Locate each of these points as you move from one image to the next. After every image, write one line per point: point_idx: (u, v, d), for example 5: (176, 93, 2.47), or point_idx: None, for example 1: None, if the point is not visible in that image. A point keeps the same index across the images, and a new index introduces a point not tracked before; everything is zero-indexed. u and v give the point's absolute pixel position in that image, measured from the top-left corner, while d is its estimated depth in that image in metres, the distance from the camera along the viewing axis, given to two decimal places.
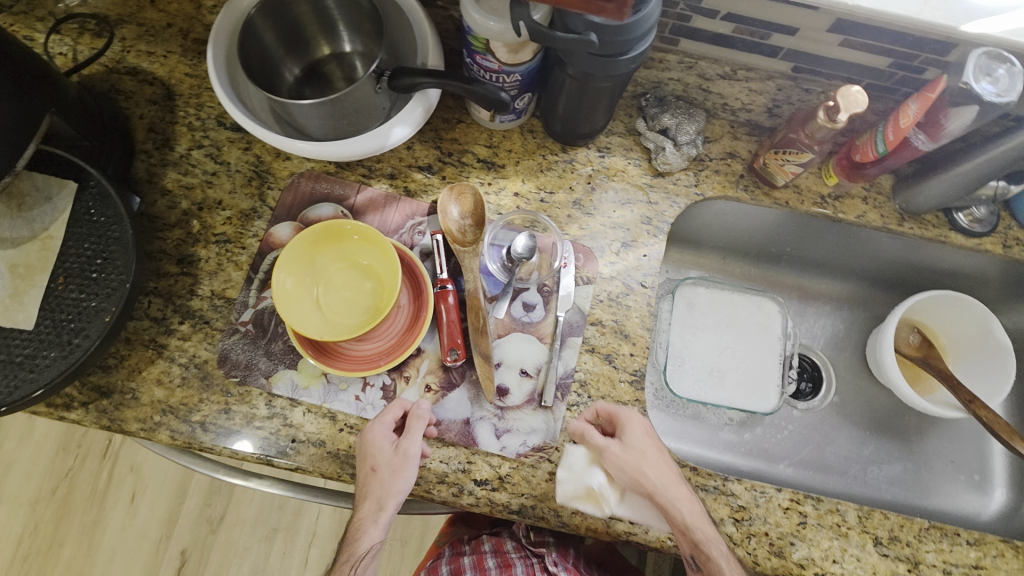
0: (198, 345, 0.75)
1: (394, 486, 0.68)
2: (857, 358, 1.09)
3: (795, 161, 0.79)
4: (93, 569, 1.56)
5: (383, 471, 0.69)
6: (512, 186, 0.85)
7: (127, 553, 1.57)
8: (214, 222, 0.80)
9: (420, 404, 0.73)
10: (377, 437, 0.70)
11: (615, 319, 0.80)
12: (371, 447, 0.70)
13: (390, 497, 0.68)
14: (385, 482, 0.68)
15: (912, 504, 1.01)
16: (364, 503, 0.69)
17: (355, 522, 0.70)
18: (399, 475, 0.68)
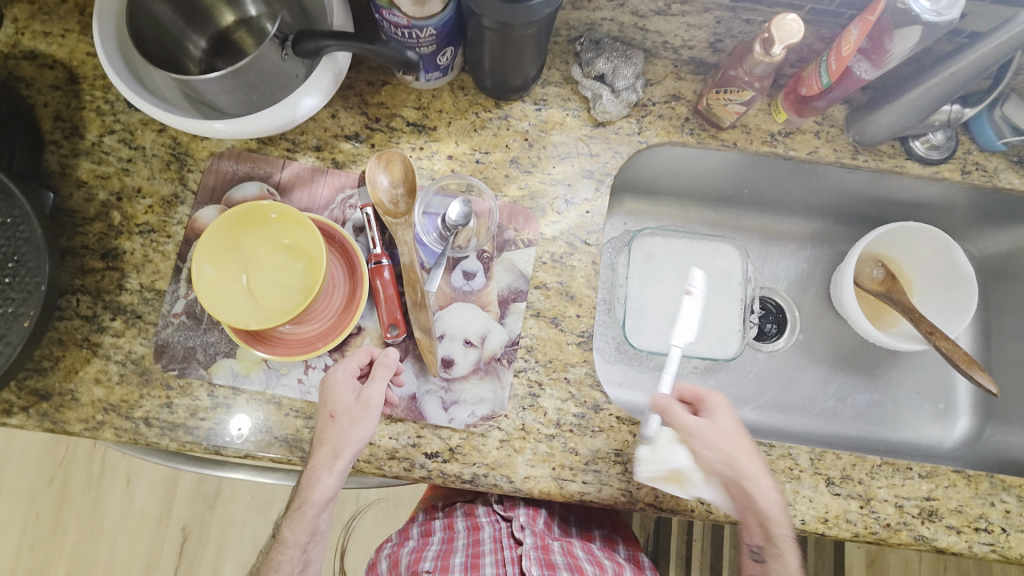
0: (133, 340, 0.73)
1: (353, 434, 0.66)
2: (822, 297, 1.08)
3: (737, 100, 0.75)
4: (99, 550, 1.61)
5: (342, 418, 0.67)
6: (445, 149, 0.81)
7: (129, 533, 1.61)
8: (135, 212, 0.76)
9: (387, 352, 0.71)
10: (341, 385, 0.69)
11: (560, 280, 0.78)
12: (334, 393, 0.68)
13: (348, 445, 0.66)
14: (345, 430, 0.67)
15: (877, 437, 1.02)
16: (320, 449, 0.67)
17: (307, 468, 0.68)
18: (360, 423, 0.67)
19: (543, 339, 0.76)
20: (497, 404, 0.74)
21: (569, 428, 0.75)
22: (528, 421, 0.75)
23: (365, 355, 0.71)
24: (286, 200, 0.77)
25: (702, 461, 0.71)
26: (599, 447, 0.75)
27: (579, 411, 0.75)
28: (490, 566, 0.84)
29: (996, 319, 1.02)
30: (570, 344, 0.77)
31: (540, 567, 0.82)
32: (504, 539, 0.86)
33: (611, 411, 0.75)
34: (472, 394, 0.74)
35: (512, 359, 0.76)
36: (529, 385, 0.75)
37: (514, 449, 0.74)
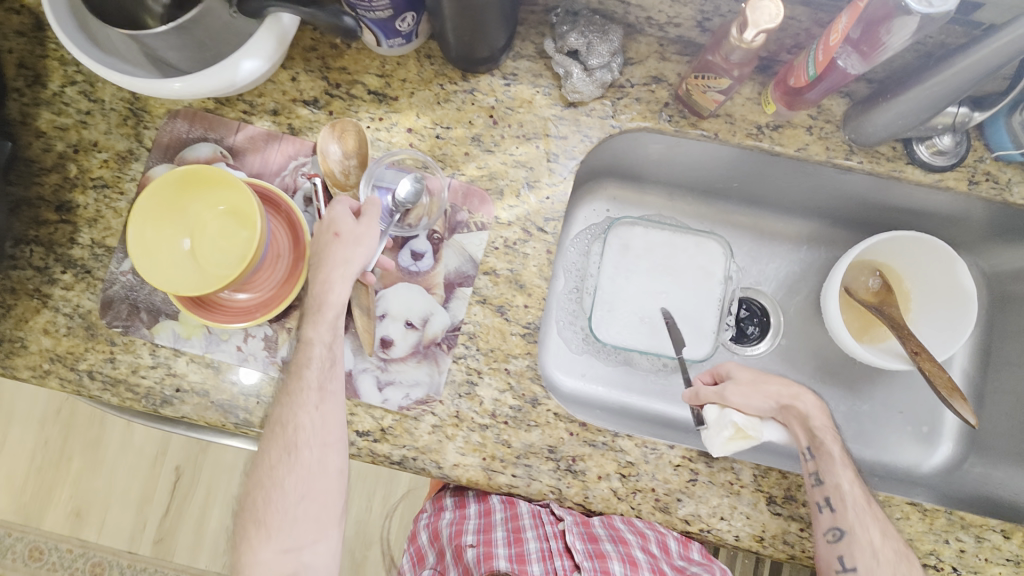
0: (81, 295, 0.74)
1: (357, 255, 0.69)
2: (811, 303, 1.01)
3: (715, 88, 0.69)
4: (100, 479, 1.70)
5: (347, 237, 0.69)
6: (405, 121, 0.77)
7: (127, 466, 1.70)
8: (90, 166, 0.76)
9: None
10: (337, 209, 0.70)
11: (510, 268, 0.75)
12: (333, 215, 0.69)
13: (355, 261, 0.69)
14: (350, 247, 0.69)
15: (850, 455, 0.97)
16: (325, 264, 0.68)
17: (313, 277, 0.69)
18: (362, 246, 0.69)
19: (486, 327, 0.74)
20: (432, 389, 0.73)
21: (504, 420, 0.73)
22: (463, 409, 0.73)
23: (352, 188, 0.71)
24: (238, 163, 0.76)
25: (753, 409, 0.74)
26: (533, 442, 0.73)
27: (516, 404, 0.73)
28: (533, 540, 0.75)
29: (996, 343, 0.95)
30: (514, 335, 0.74)
31: (584, 542, 0.73)
32: (542, 514, 0.77)
33: (549, 407, 0.74)
34: (408, 377, 0.73)
35: (453, 345, 0.74)
36: (468, 372, 0.74)
37: (446, 436, 0.73)
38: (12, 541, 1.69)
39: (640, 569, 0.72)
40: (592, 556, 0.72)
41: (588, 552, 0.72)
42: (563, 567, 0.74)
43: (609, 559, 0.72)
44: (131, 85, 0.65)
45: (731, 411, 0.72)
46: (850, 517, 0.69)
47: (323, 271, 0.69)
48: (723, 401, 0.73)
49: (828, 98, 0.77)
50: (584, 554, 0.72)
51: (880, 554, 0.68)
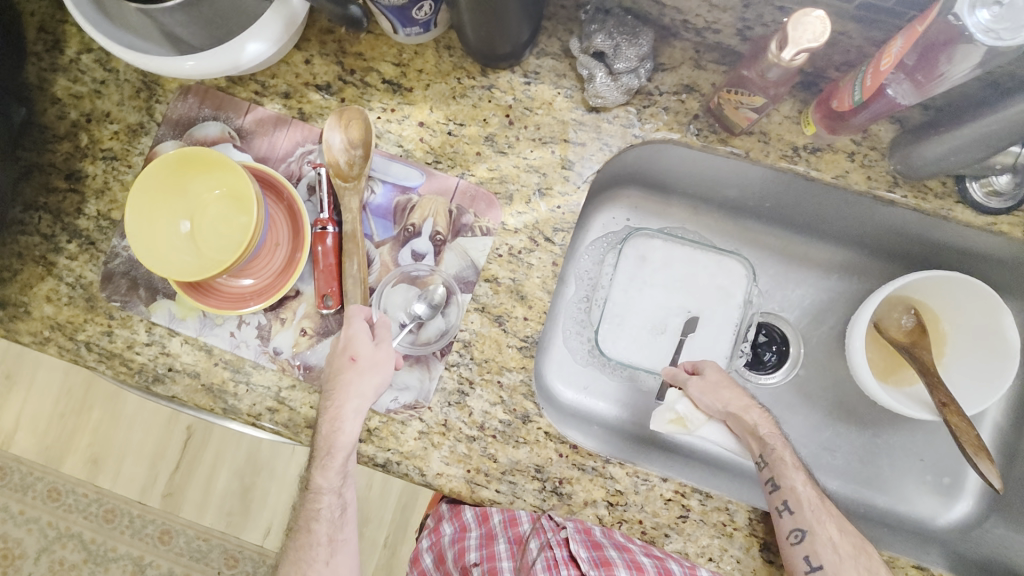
0: (84, 266, 0.74)
1: (372, 382, 0.66)
2: (835, 336, 0.95)
3: (749, 105, 0.64)
4: (117, 431, 1.75)
5: (363, 362, 0.66)
6: (418, 114, 0.74)
7: (143, 421, 1.75)
8: (101, 136, 0.76)
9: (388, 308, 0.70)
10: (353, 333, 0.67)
11: (513, 277, 0.72)
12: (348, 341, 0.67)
13: (369, 391, 0.66)
14: (365, 376, 0.66)
15: (861, 500, 0.92)
16: (339, 390, 0.66)
17: (323, 422, 0.66)
18: (378, 370, 0.67)
19: (483, 336, 0.72)
20: (422, 395, 0.71)
21: (492, 434, 0.71)
22: (451, 418, 0.71)
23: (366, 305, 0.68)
24: (245, 146, 0.74)
25: (704, 407, 0.73)
26: (519, 459, 0.71)
27: (506, 418, 0.71)
28: (537, 549, 0.70)
29: None
30: (510, 347, 0.72)
31: (586, 550, 0.69)
32: (543, 521, 0.70)
33: (540, 425, 0.71)
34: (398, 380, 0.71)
35: (447, 351, 0.71)
36: (459, 381, 0.71)
37: (431, 444, 0.71)
38: (33, 480, 1.77)
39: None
40: (597, 564, 0.68)
41: (593, 561, 0.69)
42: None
43: (614, 567, 0.68)
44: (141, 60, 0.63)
45: (682, 400, 0.73)
46: (809, 517, 0.67)
47: (334, 404, 0.66)
48: (683, 388, 0.74)
49: (877, 123, 0.71)
50: (588, 562, 0.68)
51: (841, 548, 0.66)
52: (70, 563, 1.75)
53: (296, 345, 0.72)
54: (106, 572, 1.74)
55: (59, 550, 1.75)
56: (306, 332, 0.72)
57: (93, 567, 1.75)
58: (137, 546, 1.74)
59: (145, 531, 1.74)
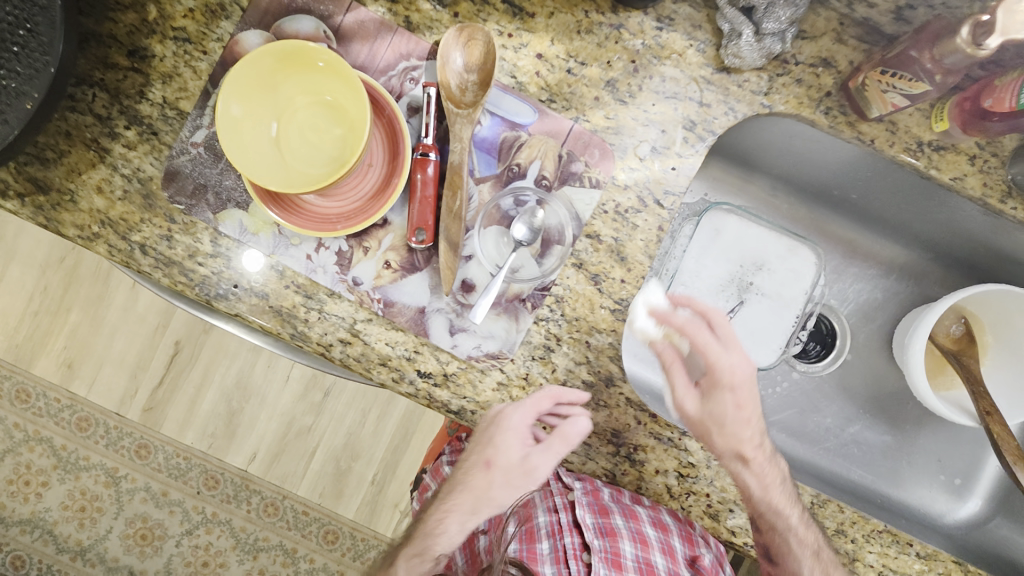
0: (143, 158, 0.66)
1: (498, 493, 0.71)
2: (880, 335, 0.98)
3: (903, 90, 0.61)
4: (97, 338, 1.64)
5: (499, 470, 0.70)
6: (537, 44, 0.67)
7: (127, 331, 1.65)
8: (173, 12, 0.66)
9: (573, 422, 0.66)
10: (512, 439, 0.66)
11: (616, 237, 0.69)
12: (506, 445, 0.67)
13: (494, 502, 0.71)
14: (497, 484, 0.70)
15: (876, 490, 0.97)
16: (464, 497, 0.72)
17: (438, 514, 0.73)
18: (510, 480, 0.70)
19: (577, 293, 0.68)
20: (506, 345, 0.68)
21: (573, 394, 0.69)
22: (533, 373, 0.69)
23: (550, 401, 0.66)
24: (343, 50, 0.66)
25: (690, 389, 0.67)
26: (598, 422, 0.69)
27: (589, 379, 0.69)
28: (543, 515, 0.80)
29: None
30: (603, 308, 0.69)
31: (592, 515, 0.76)
32: (551, 485, 0.81)
33: (622, 391, 0.69)
34: (443, 304, 0.68)
35: (537, 305, 0.68)
36: (546, 337, 0.69)
37: (509, 396, 0.69)
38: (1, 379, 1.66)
39: (650, 551, 0.76)
40: (602, 532, 0.75)
41: (599, 529, 0.76)
42: (572, 545, 0.77)
43: (619, 538, 0.75)
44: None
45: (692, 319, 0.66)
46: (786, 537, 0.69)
47: (455, 503, 0.72)
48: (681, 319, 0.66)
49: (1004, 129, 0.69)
50: (594, 531, 0.75)
51: None
52: (38, 468, 1.68)
53: (378, 278, 0.67)
54: (77, 480, 1.69)
55: (26, 454, 1.68)
56: (390, 265, 0.67)
57: (63, 474, 1.69)
58: (112, 458, 1.68)
59: (121, 443, 1.68)
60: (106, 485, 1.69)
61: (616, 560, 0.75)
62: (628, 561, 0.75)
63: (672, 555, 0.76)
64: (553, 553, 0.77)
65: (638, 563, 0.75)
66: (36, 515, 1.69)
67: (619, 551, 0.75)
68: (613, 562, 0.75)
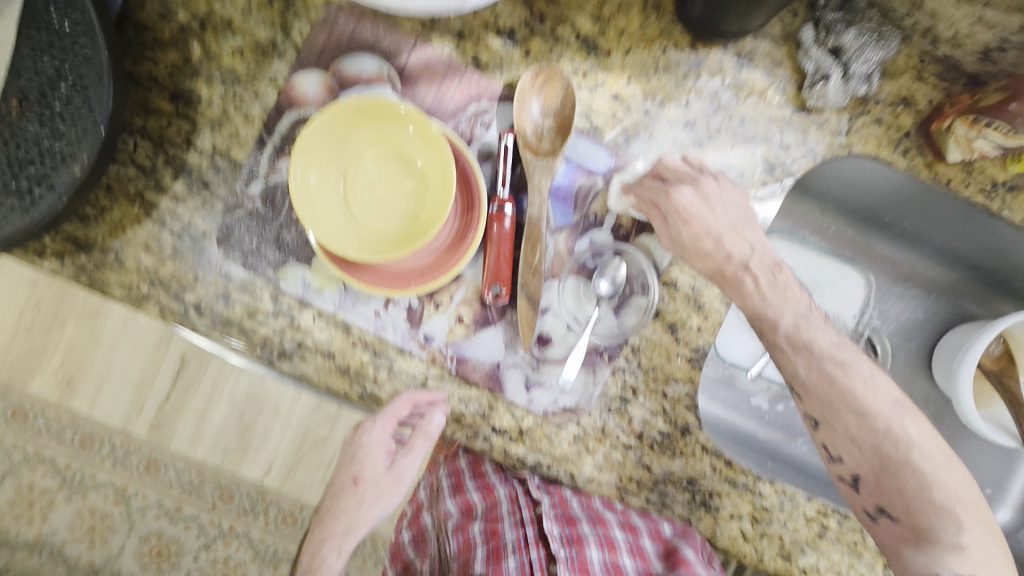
0: (194, 212, 0.61)
1: (371, 507, 0.71)
2: (919, 355, 0.98)
3: (997, 139, 0.59)
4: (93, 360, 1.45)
5: (366, 486, 0.71)
6: (613, 84, 0.64)
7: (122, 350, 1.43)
8: (220, 51, 0.61)
9: (431, 418, 0.63)
10: (374, 449, 0.69)
11: (693, 284, 0.67)
12: (366, 458, 0.71)
13: (366, 519, 0.72)
14: (365, 500, 0.71)
15: None
16: (339, 516, 0.72)
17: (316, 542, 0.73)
18: (380, 494, 0.71)
19: (653, 343, 0.67)
20: (583, 399, 0.66)
21: (649, 444, 0.68)
22: (610, 425, 0.67)
23: (408, 407, 0.64)
24: (408, 92, 0.62)
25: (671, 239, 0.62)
26: (673, 470, 0.69)
27: (665, 429, 0.68)
28: (509, 528, 0.67)
29: None
30: (680, 357, 0.67)
31: (561, 526, 0.64)
32: (518, 496, 0.68)
33: (699, 439, 0.69)
34: (519, 359, 0.65)
35: (614, 356, 0.66)
36: (623, 388, 0.67)
37: (585, 448, 0.67)
38: None
39: (618, 554, 0.66)
40: (569, 542, 0.64)
41: (564, 538, 0.64)
42: (537, 560, 0.64)
43: (585, 545, 0.64)
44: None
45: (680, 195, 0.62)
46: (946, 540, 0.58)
47: (332, 526, 0.72)
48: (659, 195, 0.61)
49: None
50: (560, 540, 0.64)
51: None
52: (41, 488, 1.56)
53: (450, 334, 0.64)
54: (85, 499, 1.57)
55: (28, 474, 1.56)
56: (463, 320, 0.64)
57: (70, 492, 1.57)
58: (120, 474, 1.55)
59: (129, 461, 1.54)
60: (115, 503, 1.57)
61: (583, 567, 0.63)
62: (597, 567, 0.64)
63: (641, 556, 0.68)
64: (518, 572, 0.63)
65: (606, 567, 0.65)
66: (42, 536, 1.58)
67: (587, 558, 0.64)
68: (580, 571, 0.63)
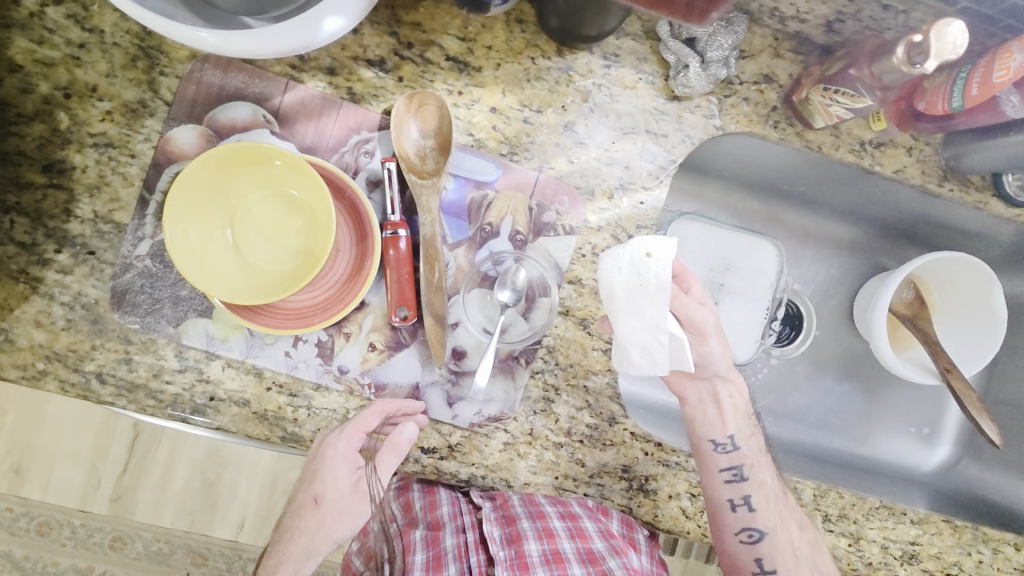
0: (83, 281, 0.61)
1: (332, 531, 0.63)
2: (839, 311, 1.01)
3: (846, 104, 0.63)
4: None
5: (327, 506, 0.64)
6: (489, 98, 0.66)
7: None
8: (88, 116, 0.60)
9: (401, 431, 0.62)
10: (339, 466, 0.62)
11: (597, 278, 0.69)
12: (331, 475, 0.63)
13: (328, 541, 0.63)
14: (328, 521, 0.63)
15: (846, 451, 1.02)
16: (295, 539, 0.64)
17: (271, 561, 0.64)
18: (343, 517, 0.64)
19: (567, 341, 0.68)
20: (506, 406, 0.67)
21: (579, 439, 0.69)
22: (538, 427, 0.68)
23: (379, 417, 0.63)
24: (286, 132, 0.62)
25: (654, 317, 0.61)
26: (606, 461, 0.70)
27: (593, 422, 0.70)
28: (450, 536, 0.66)
29: (1006, 360, 0.99)
30: (595, 350, 0.69)
31: (501, 526, 0.65)
32: (460, 501, 0.68)
33: (626, 426, 0.70)
34: (437, 377, 0.66)
35: (532, 359, 0.68)
36: (545, 389, 0.68)
37: (518, 454, 0.68)
38: None
39: (557, 542, 0.65)
40: (509, 541, 0.65)
41: (506, 537, 0.65)
42: (477, 564, 0.65)
43: (524, 539, 0.64)
44: (228, 48, 0.48)
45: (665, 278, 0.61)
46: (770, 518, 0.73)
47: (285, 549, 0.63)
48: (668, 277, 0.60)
49: None
50: (500, 541, 0.65)
51: None
52: None
53: (365, 362, 0.65)
54: None
55: None
56: (375, 346, 0.65)
57: None
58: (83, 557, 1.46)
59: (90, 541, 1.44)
60: None
61: (522, 563, 0.64)
62: (536, 559, 0.65)
63: (582, 536, 0.66)
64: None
65: (546, 558, 0.65)
66: None
67: (526, 553, 0.65)
68: (520, 567, 0.64)
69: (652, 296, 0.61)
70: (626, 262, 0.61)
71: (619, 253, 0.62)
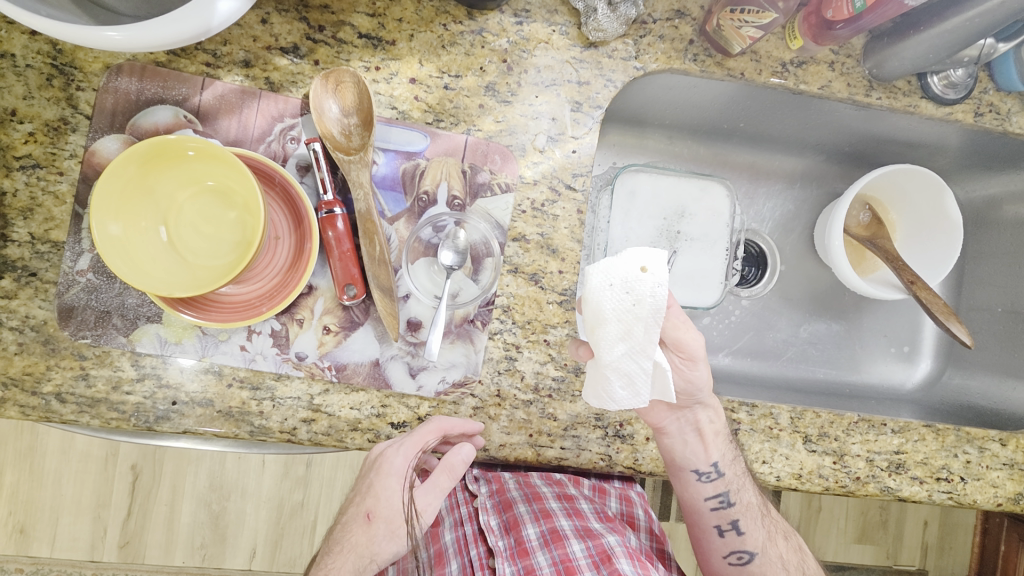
0: (29, 303, 0.61)
1: (382, 547, 0.65)
2: (801, 243, 1.02)
3: (754, 22, 0.65)
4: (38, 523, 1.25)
5: (378, 523, 0.66)
6: (407, 69, 0.66)
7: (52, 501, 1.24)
8: (11, 140, 0.61)
9: (458, 450, 0.65)
10: (392, 482, 0.64)
11: (541, 232, 0.69)
12: (385, 493, 0.65)
13: (373, 559, 0.65)
14: (379, 538, 0.65)
15: (833, 379, 1.00)
16: (344, 554, 0.65)
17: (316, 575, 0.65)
18: (392, 539, 0.65)
19: (521, 298, 0.69)
20: (470, 370, 0.68)
21: (548, 394, 0.69)
22: (504, 387, 0.68)
23: (438, 435, 0.64)
24: (210, 129, 0.63)
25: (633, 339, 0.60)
26: (579, 412, 0.70)
27: (559, 374, 0.69)
28: (449, 533, 0.75)
29: (972, 265, 0.99)
30: (551, 303, 0.69)
31: (497, 514, 0.72)
32: (458, 495, 0.78)
33: None
34: (396, 351, 0.66)
35: (488, 320, 0.68)
36: (506, 348, 0.68)
37: (489, 417, 0.68)
38: None
39: (554, 520, 0.70)
40: (507, 528, 0.71)
41: (504, 524, 0.72)
42: (477, 555, 0.71)
43: (522, 524, 0.70)
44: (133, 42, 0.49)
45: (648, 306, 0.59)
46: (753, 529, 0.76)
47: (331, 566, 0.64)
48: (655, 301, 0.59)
49: None
50: (499, 529, 0.71)
51: None
52: None
53: (322, 346, 0.65)
54: None
55: None
56: (329, 329, 0.65)
57: None
58: None
59: None
60: None
61: (521, 549, 0.69)
62: (535, 542, 0.69)
63: (579, 515, 0.71)
64: (462, 571, 0.71)
65: (543, 538, 0.69)
66: None
67: (524, 539, 0.70)
68: (520, 554, 0.69)
69: (643, 319, 0.59)
70: (619, 279, 0.59)
71: (611, 268, 0.59)
